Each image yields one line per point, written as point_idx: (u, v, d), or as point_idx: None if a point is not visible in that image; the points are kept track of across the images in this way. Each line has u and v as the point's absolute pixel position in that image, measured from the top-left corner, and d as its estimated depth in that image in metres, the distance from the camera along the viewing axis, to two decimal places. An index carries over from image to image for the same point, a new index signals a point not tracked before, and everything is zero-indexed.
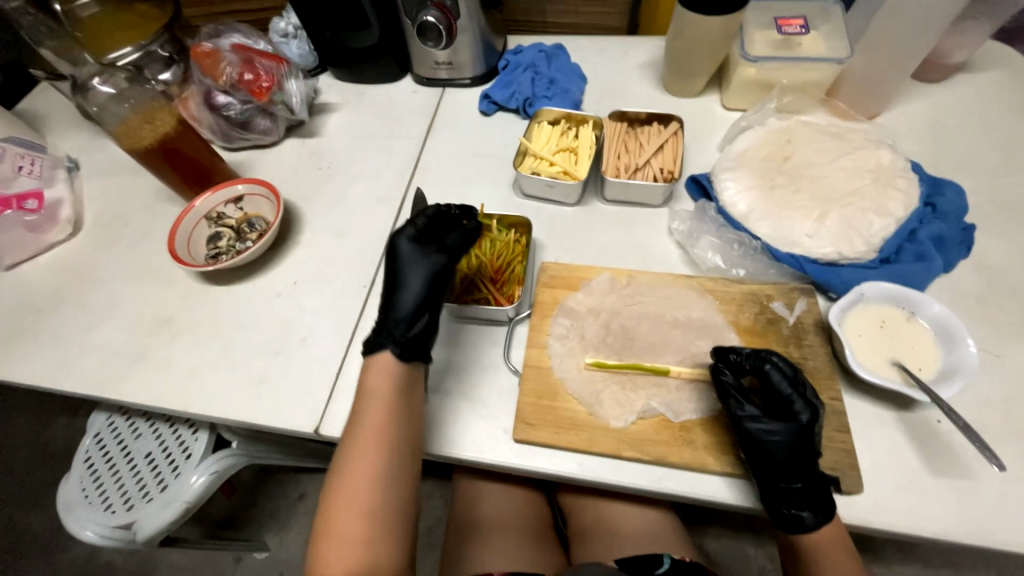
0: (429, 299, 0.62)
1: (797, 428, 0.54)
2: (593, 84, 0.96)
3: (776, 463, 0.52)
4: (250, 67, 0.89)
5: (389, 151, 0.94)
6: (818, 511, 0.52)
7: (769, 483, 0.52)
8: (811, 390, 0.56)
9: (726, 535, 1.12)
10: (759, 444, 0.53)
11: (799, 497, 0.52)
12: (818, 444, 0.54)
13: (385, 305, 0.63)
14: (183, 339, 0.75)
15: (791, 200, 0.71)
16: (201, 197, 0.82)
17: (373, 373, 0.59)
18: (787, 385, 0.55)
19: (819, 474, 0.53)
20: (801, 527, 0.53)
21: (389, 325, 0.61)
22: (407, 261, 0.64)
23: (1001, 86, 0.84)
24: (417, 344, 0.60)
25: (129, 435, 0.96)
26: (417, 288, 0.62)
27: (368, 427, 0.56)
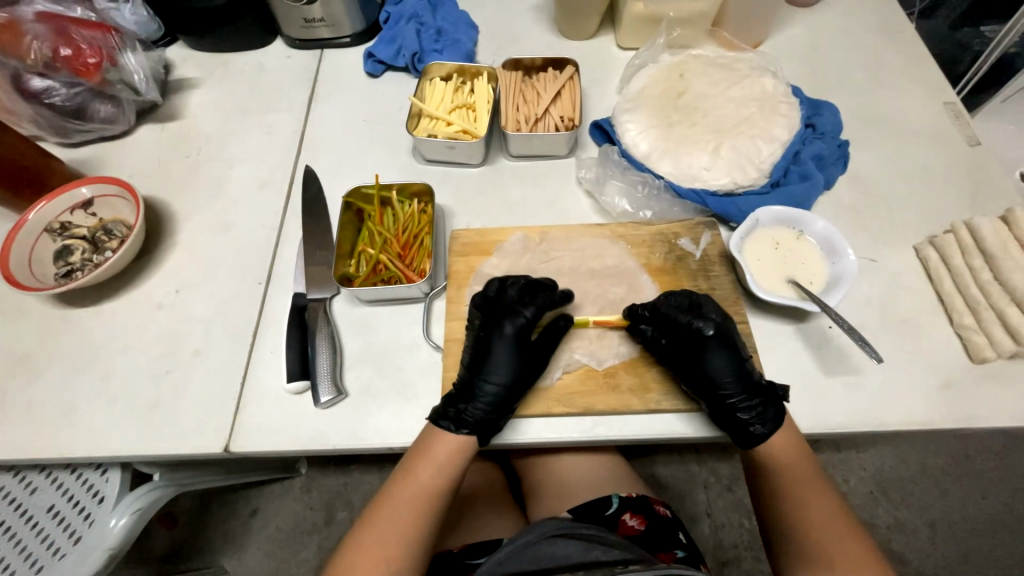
0: (514, 395, 0.56)
1: (718, 345, 0.57)
2: (485, 32, 0.90)
3: (712, 382, 0.55)
4: (66, 39, 0.72)
5: (268, 128, 0.83)
6: (769, 418, 0.55)
7: (717, 403, 0.55)
8: (710, 304, 0.59)
9: (674, 460, 1.21)
10: (690, 372, 0.56)
11: (745, 410, 0.55)
12: (743, 347, 0.58)
13: (464, 384, 0.57)
14: (47, 376, 0.64)
15: (688, 135, 0.71)
16: (34, 207, 0.68)
17: (435, 444, 0.55)
18: (695, 307, 0.59)
19: (759, 380, 0.56)
20: (758, 440, 0.55)
21: (456, 400, 0.57)
22: (505, 347, 0.58)
23: (865, 6, 0.89)
24: (480, 433, 0.56)
25: (20, 492, 0.81)
26: (505, 378, 0.56)
27: (415, 489, 0.54)
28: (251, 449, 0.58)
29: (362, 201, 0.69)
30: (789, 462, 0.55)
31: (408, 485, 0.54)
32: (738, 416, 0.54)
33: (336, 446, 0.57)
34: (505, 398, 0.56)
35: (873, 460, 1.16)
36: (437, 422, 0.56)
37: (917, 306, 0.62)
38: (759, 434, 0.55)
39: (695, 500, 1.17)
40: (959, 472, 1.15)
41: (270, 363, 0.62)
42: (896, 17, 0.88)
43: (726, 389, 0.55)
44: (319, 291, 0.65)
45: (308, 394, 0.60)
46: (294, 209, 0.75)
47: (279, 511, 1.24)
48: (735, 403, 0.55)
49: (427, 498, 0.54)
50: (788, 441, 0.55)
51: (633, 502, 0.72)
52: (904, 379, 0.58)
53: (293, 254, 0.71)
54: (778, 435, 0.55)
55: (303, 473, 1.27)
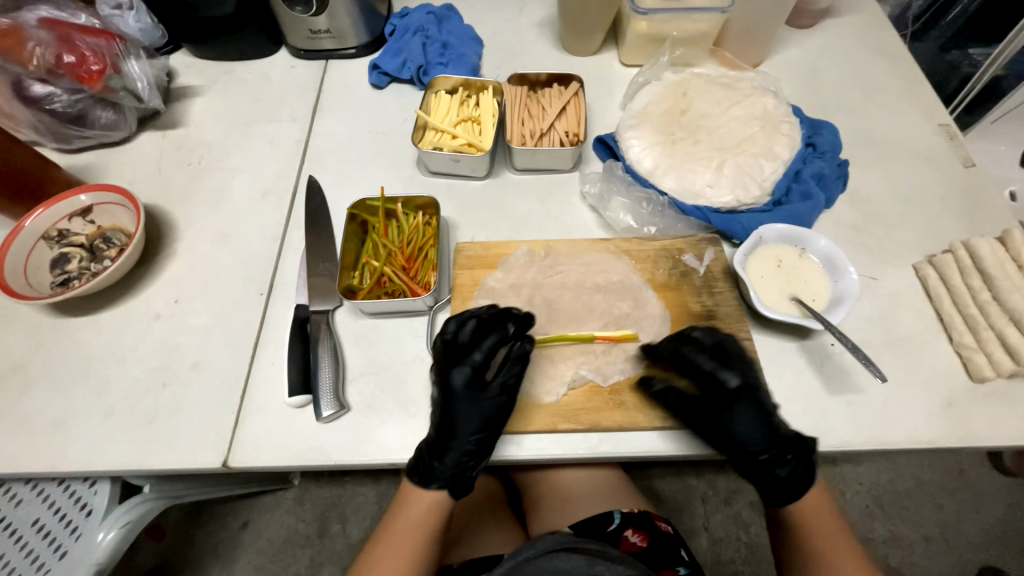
0: (484, 446, 0.56)
1: (739, 398, 0.56)
2: (490, 46, 0.90)
3: (736, 440, 0.55)
4: (70, 46, 0.71)
5: (272, 138, 0.83)
6: (797, 468, 0.55)
7: (738, 449, 0.55)
8: (737, 353, 0.58)
9: (672, 474, 1.20)
10: (714, 429, 0.55)
11: (776, 464, 0.55)
12: (768, 400, 0.56)
13: (435, 440, 0.55)
14: (39, 388, 0.62)
15: (691, 153, 0.72)
16: (30, 214, 0.67)
17: (410, 498, 0.58)
18: (723, 351, 0.57)
19: (786, 430, 0.55)
20: (783, 487, 0.56)
21: (429, 459, 0.55)
22: (464, 399, 0.56)
23: (861, 28, 0.91)
24: (458, 487, 0.57)
25: (5, 506, 0.78)
26: (473, 433, 0.55)
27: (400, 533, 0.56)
28: (250, 465, 0.57)
29: (366, 213, 0.69)
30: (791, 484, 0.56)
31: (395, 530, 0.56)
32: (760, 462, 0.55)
33: (337, 462, 0.56)
34: (478, 450, 0.55)
35: (868, 474, 1.17)
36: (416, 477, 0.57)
37: (917, 325, 0.63)
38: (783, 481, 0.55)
39: (692, 514, 1.17)
40: (953, 487, 1.15)
41: (271, 377, 0.61)
42: (892, 40, 0.90)
43: (748, 439, 0.55)
44: (322, 303, 0.64)
45: (310, 408, 0.59)
46: (296, 220, 0.74)
47: (271, 524, 1.22)
48: (755, 451, 0.55)
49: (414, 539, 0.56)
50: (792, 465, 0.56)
51: (636, 518, 0.71)
52: (907, 398, 0.58)
53: (295, 264, 0.70)
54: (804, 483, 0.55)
55: (296, 485, 1.24)
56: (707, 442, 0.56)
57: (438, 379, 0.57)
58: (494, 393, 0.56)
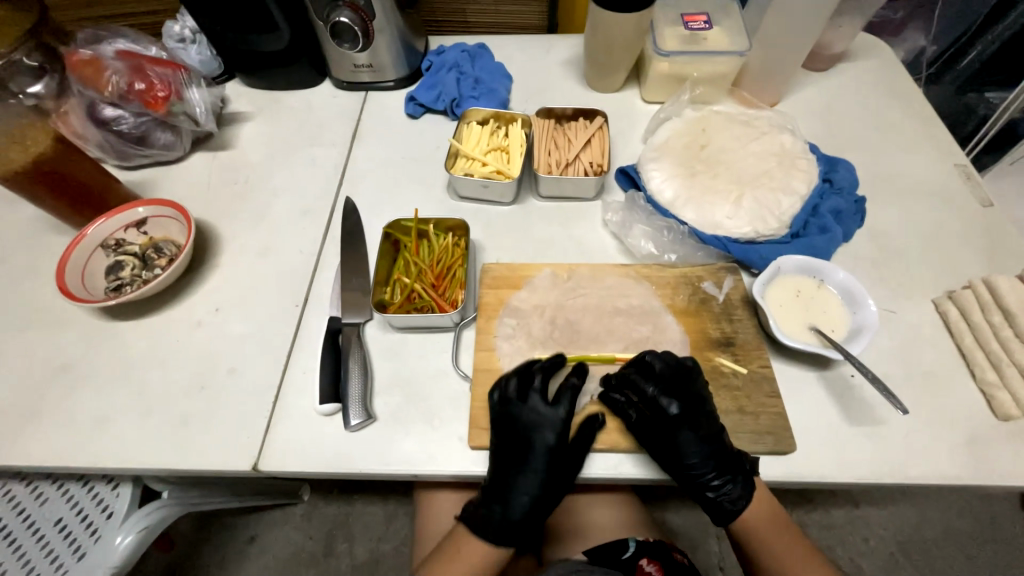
0: (542, 502, 0.59)
1: (692, 421, 0.57)
2: (518, 82, 0.97)
3: (682, 462, 0.56)
4: (141, 75, 0.79)
5: (313, 160, 0.89)
6: (738, 487, 0.58)
7: (686, 473, 0.57)
8: (692, 378, 0.58)
9: (686, 508, 1.18)
10: (664, 451, 0.57)
11: (718, 485, 0.58)
12: (720, 426, 0.58)
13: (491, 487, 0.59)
14: (84, 386, 0.66)
15: (710, 185, 0.75)
16: (92, 223, 0.72)
17: (462, 547, 0.59)
18: (670, 377, 0.58)
19: (729, 448, 0.58)
20: (728, 509, 0.58)
21: (483, 511, 0.59)
22: (540, 457, 0.58)
23: (875, 73, 0.95)
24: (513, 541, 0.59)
25: (31, 503, 0.80)
26: (538, 490, 0.58)
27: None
28: (277, 469, 0.59)
29: (399, 233, 0.73)
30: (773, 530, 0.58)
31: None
32: (705, 483, 0.58)
33: (361, 471, 0.58)
34: (536, 505, 0.59)
35: (893, 519, 1.13)
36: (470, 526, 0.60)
37: (938, 360, 0.63)
38: (729, 502, 0.58)
39: (708, 552, 1.13)
40: (983, 537, 1.10)
41: (302, 384, 0.64)
42: (906, 84, 0.93)
43: (695, 464, 0.57)
44: (354, 316, 0.67)
45: (338, 416, 0.61)
46: (332, 237, 0.79)
47: (279, 539, 1.22)
48: (701, 474, 0.57)
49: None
50: (763, 505, 0.59)
51: (650, 547, 0.71)
52: (930, 433, 0.58)
53: (329, 279, 0.74)
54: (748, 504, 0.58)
55: (306, 500, 1.25)
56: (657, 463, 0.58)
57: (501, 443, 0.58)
58: (565, 457, 0.59)
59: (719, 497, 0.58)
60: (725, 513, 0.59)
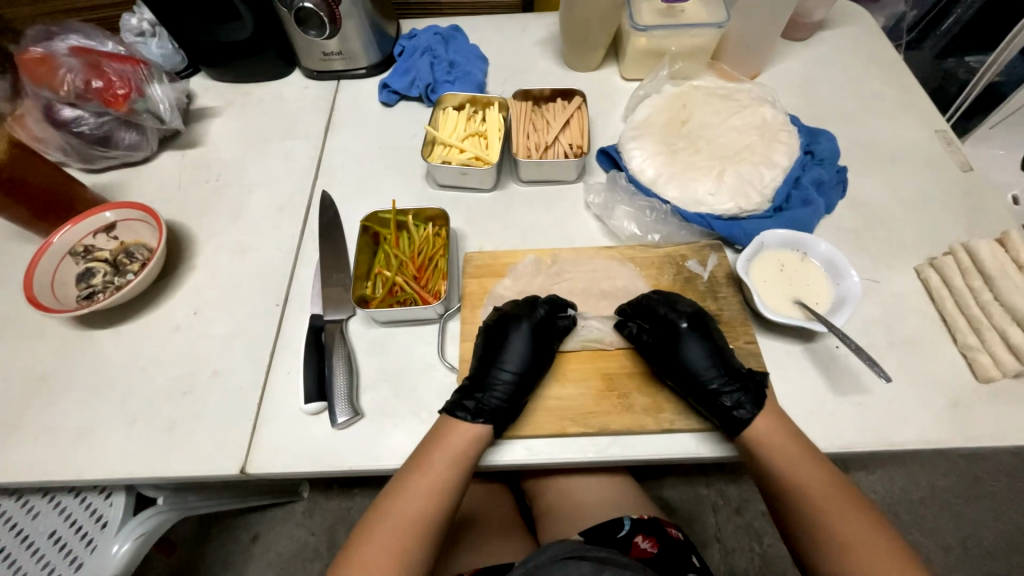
0: (528, 385, 0.58)
1: (695, 331, 0.60)
2: (494, 64, 0.94)
3: (690, 367, 0.57)
4: (98, 72, 0.75)
5: (286, 154, 0.86)
6: (748, 397, 0.55)
7: (694, 378, 0.56)
8: (688, 302, 0.63)
9: (682, 483, 1.20)
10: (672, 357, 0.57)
11: (731, 393, 0.55)
12: (719, 338, 0.60)
13: (477, 377, 0.59)
14: (63, 397, 0.65)
15: (691, 162, 0.74)
16: (59, 230, 0.70)
17: (450, 435, 0.55)
18: (681, 303, 0.62)
19: (738, 366, 0.58)
20: (740, 420, 0.54)
21: (468, 393, 0.58)
22: (521, 338, 0.59)
23: (855, 40, 0.94)
24: (495, 423, 0.56)
25: (22, 516, 0.79)
26: (519, 368, 0.58)
27: (421, 483, 0.53)
28: (266, 470, 0.58)
29: (378, 225, 0.71)
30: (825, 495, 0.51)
31: (418, 478, 0.53)
32: (715, 392, 0.55)
33: (351, 467, 0.58)
34: (519, 387, 0.57)
35: (882, 483, 1.15)
36: (451, 412, 0.56)
37: (920, 327, 0.64)
38: (739, 411, 0.54)
39: (704, 524, 1.16)
40: (969, 494, 1.14)
41: (287, 384, 0.63)
42: (886, 50, 0.92)
43: (704, 371, 0.57)
44: (336, 313, 0.66)
45: (324, 415, 0.60)
46: (310, 233, 0.77)
47: (281, 538, 1.22)
48: (708, 380, 0.56)
49: (436, 497, 0.53)
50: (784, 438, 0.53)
51: (645, 524, 0.72)
52: (914, 399, 0.59)
53: (309, 275, 0.72)
54: (759, 414, 0.54)
55: (305, 497, 1.25)
56: (666, 374, 0.58)
57: (489, 328, 0.62)
58: (541, 336, 0.60)
59: (730, 410, 0.55)
60: (737, 430, 0.55)
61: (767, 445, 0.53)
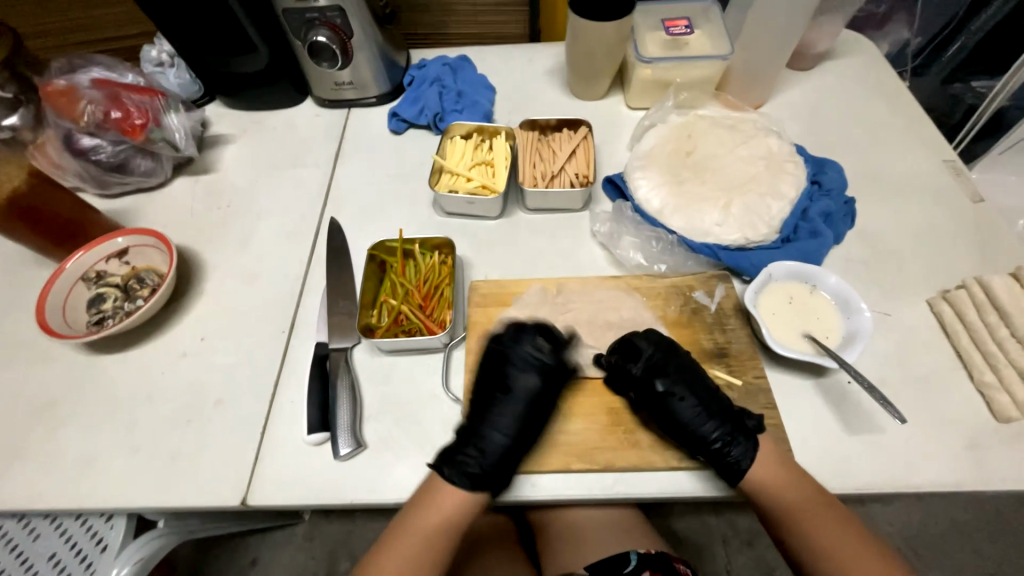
0: (522, 447, 0.57)
1: (682, 385, 0.58)
2: (502, 93, 0.96)
3: (683, 428, 0.56)
4: (117, 103, 0.77)
5: (297, 181, 0.88)
6: (741, 445, 0.54)
7: (685, 430, 0.56)
8: (670, 358, 0.60)
9: (691, 512, 1.17)
10: (662, 417, 0.56)
11: (727, 445, 0.54)
12: (709, 388, 0.59)
13: (469, 428, 0.58)
14: (69, 423, 0.65)
15: (697, 191, 0.75)
16: (73, 256, 0.71)
17: (440, 497, 0.55)
18: (662, 353, 0.60)
19: (729, 408, 0.57)
20: (736, 470, 0.54)
21: (461, 449, 0.57)
22: (518, 403, 0.58)
23: (860, 70, 0.95)
24: (488, 484, 0.56)
25: (24, 538, 0.79)
26: (512, 433, 0.57)
27: (418, 538, 0.54)
28: (267, 503, 0.57)
29: (385, 254, 0.72)
30: (812, 514, 0.52)
31: (411, 536, 0.54)
32: (708, 443, 0.55)
33: (352, 502, 0.57)
34: (514, 446, 0.56)
35: (899, 516, 1.12)
36: (442, 470, 0.56)
37: (934, 362, 0.62)
38: (734, 458, 0.54)
39: (714, 556, 1.12)
40: (991, 530, 1.09)
41: (290, 414, 0.63)
42: (892, 80, 0.93)
43: (692, 421, 0.56)
44: (342, 341, 0.66)
45: (327, 446, 0.60)
46: (318, 260, 0.77)
47: (281, 562, 1.20)
48: (701, 437, 0.55)
49: (428, 557, 0.54)
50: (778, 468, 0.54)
51: (653, 560, 0.69)
52: (931, 440, 0.57)
53: (316, 302, 0.73)
54: (754, 462, 0.54)
55: (307, 520, 1.23)
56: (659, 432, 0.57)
57: (481, 377, 0.61)
58: (543, 397, 0.59)
59: (724, 458, 0.54)
60: (734, 479, 0.54)
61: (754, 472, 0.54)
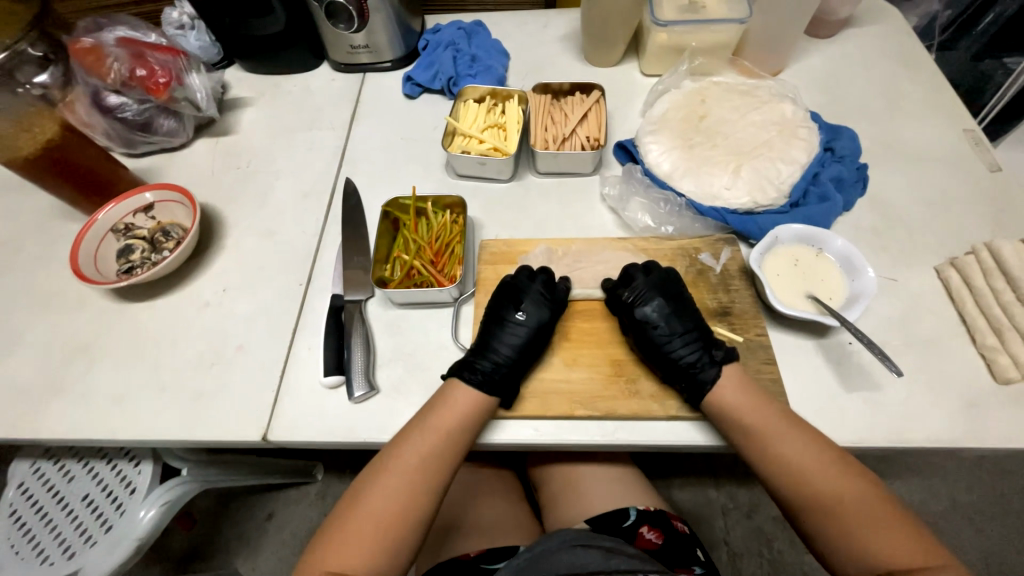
0: (527, 360, 0.59)
1: (670, 308, 0.61)
2: (515, 59, 0.96)
3: (662, 344, 0.58)
4: (142, 62, 0.80)
5: (313, 143, 0.90)
6: (714, 369, 0.57)
7: (661, 352, 0.58)
8: (665, 283, 0.63)
9: (690, 483, 1.20)
10: (648, 337, 0.59)
11: (696, 366, 0.57)
12: (693, 310, 0.62)
13: (481, 342, 0.61)
14: (102, 364, 0.69)
15: (708, 156, 0.75)
16: (103, 208, 0.74)
17: (455, 397, 0.57)
18: (659, 280, 0.63)
19: (708, 334, 0.61)
20: (702, 392, 0.56)
21: (473, 361, 0.59)
22: (523, 322, 0.61)
23: (883, 38, 0.92)
24: (497, 393, 0.58)
25: (60, 479, 0.84)
26: (520, 346, 0.59)
27: (427, 445, 0.54)
28: (285, 439, 0.61)
29: (398, 211, 0.74)
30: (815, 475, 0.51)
31: (419, 433, 0.55)
32: (683, 365, 0.57)
33: (365, 439, 0.60)
34: (520, 360, 0.59)
35: (900, 493, 1.12)
36: (457, 375, 0.58)
37: (938, 326, 0.63)
38: (703, 379, 0.57)
39: (712, 527, 1.15)
40: (992, 511, 1.10)
41: (307, 359, 0.66)
42: (915, 48, 0.91)
43: (669, 344, 0.58)
44: (355, 293, 0.69)
45: (341, 389, 0.63)
46: (334, 218, 0.80)
47: (295, 517, 1.26)
48: (674, 355, 0.58)
49: (438, 454, 0.55)
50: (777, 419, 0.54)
51: (651, 516, 0.72)
52: (929, 397, 0.58)
53: (332, 257, 0.76)
54: (717, 387, 0.56)
55: (320, 479, 1.29)
56: (644, 354, 0.60)
57: (493, 301, 0.65)
58: (545, 319, 0.61)
59: (696, 380, 0.57)
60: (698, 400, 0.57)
61: (771, 437, 0.53)
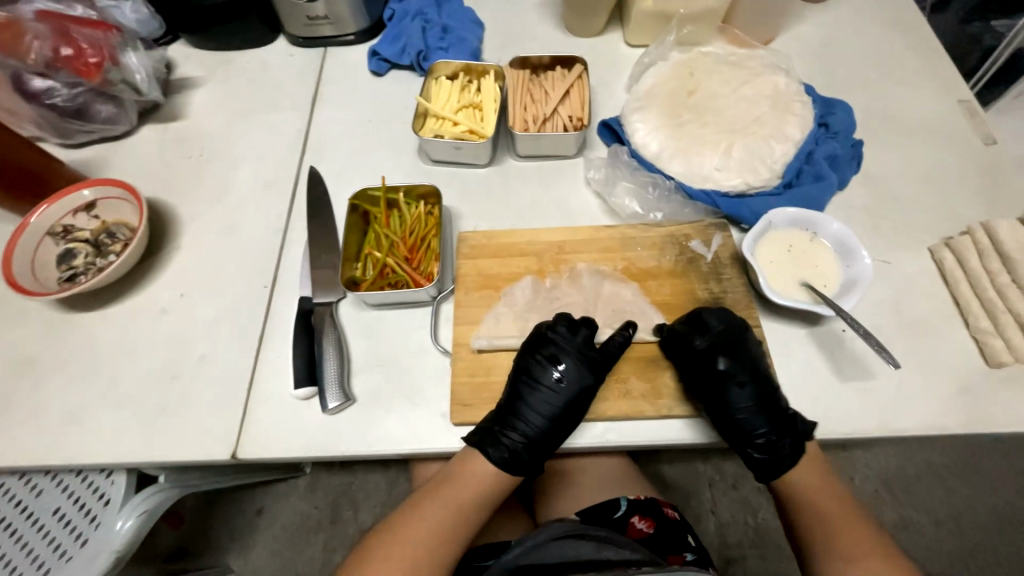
0: (556, 431, 0.57)
1: (749, 371, 0.56)
2: (490, 29, 0.88)
3: (743, 417, 0.55)
4: (67, 39, 0.71)
5: (272, 127, 0.82)
6: (788, 447, 0.56)
7: (740, 424, 0.55)
8: (744, 338, 0.58)
9: (679, 459, 1.20)
10: (727, 406, 0.55)
11: (769, 443, 0.55)
12: (771, 372, 0.58)
13: (508, 406, 0.57)
14: (51, 381, 0.63)
15: (698, 135, 0.70)
16: (36, 210, 0.67)
17: (474, 467, 0.56)
18: (731, 333, 0.58)
19: (785, 409, 0.56)
20: (771, 468, 0.56)
21: (500, 430, 0.56)
22: (560, 389, 0.57)
23: (878, 1, 0.87)
24: (518, 468, 0.57)
25: (25, 495, 0.80)
26: (549, 418, 0.56)
27: (442, 509, 0.54)
28: (257, 456, 0.57)
29: (368, 204, 0.69)
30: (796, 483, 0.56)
31: (435, 498, 0.54)
32: (755, 436, 0.55)
33: (343, 452, 0.57)
34: (548, 434, 0.57)
35: (880, 460, 1.15)
36: (478, 446, 0.56)
37: (932, 310, 0.61)
38: (775, 454, 0.56)
39: (700, 498, 1.17)
40: (967, 473, 1.14)
41: (276, 369, 0.62)
42: (910, 13, 0.86)
43: (747, 411, 0.55)
44: (325, 295, 0.64)
45: (315, 400, 0.59)
46: (298, 211, 0.74)
47: (285, 511, 1.24)
48: (754, 428, 0.55)
49: (455, 516, 0.54)
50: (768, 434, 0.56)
51: (642, 505, 0.71)
52: (923, 385, 0.57)
53: (298, 255, 0.70)
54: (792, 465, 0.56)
55: (308, 473, 1.26)
56: (714, 423, 0.56)
57: (528, 353, 0.59)
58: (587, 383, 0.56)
59: (765, 454, 0.56)
60: (769, 474, 0.57)
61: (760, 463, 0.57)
